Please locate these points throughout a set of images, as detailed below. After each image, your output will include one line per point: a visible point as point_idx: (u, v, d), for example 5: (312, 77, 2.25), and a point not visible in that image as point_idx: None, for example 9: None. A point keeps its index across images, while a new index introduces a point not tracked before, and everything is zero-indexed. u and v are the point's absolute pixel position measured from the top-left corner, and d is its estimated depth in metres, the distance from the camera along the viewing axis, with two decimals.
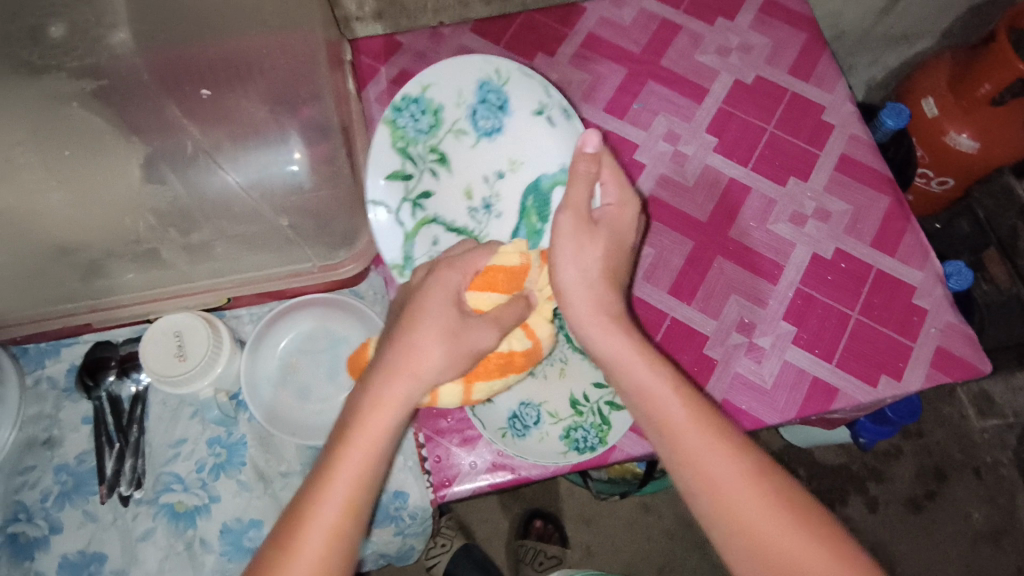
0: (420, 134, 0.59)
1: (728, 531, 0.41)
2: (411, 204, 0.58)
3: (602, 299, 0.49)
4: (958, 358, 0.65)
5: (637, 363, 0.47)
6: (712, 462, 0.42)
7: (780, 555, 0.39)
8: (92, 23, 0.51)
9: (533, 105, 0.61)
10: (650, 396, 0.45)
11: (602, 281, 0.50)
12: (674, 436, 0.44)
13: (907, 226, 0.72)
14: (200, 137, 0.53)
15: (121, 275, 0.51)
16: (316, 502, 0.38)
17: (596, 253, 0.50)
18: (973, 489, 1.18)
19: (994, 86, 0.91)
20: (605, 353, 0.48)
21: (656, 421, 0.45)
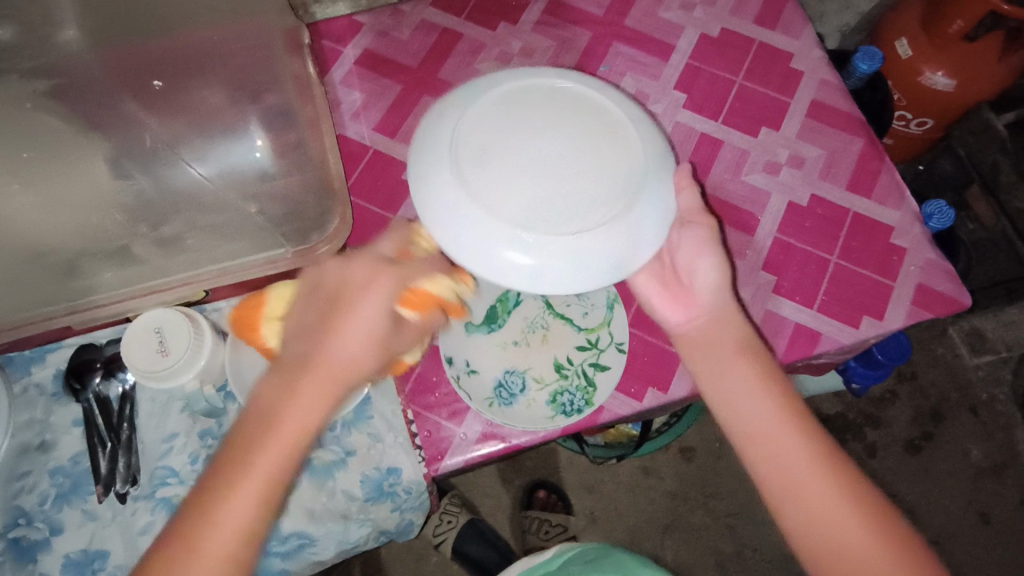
0: (494, 312, 0.64)
1: (792, 505, 0.42)
2: (467, 342, 0.62)
3: (723, 321, 0.49)
4: (939, 294, 0.66)
5: (726, 336, 0.48)
6: (782, 446, 0.44)
7: (835, 525, 0.41)
8: (39, 23, 0.50)
9: (579, 340, 0.63)
10: (721, 374, 0.47)
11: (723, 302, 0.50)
12: (742, 413, 0.45)
13: (881, 165, 0.72)
14: (158, 129, 0.54)
15: (98, 274, 0.51)
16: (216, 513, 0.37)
17: (712, 275, 0.50)
18: (970, 427, 1.20)
19: (966, 22, 0.90)
20: (722, 336, 0.48)
21: (724, 398, 0.46)
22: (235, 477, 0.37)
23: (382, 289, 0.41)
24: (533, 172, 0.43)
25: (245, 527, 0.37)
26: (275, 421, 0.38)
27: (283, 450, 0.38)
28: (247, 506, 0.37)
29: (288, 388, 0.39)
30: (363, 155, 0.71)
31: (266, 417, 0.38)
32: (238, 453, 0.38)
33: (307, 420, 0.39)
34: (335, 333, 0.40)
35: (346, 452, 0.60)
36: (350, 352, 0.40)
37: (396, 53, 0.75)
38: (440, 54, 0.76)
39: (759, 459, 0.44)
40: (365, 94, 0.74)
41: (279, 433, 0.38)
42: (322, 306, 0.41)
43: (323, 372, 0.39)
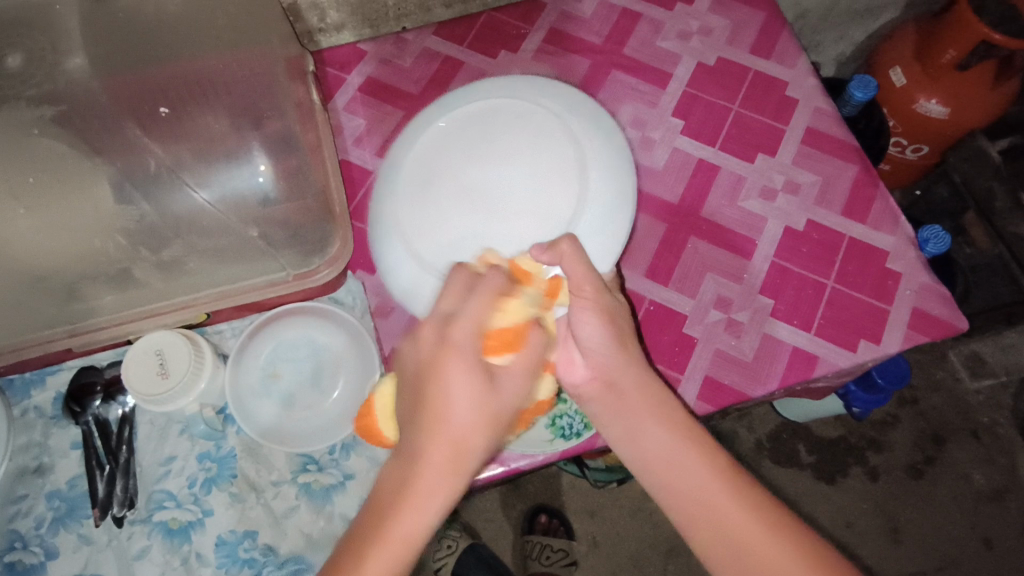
0: None
1: (698, 527, 0.43)
2: None
3: (616, 361, 0.48)
4: (934, 318, 0.66)
5: (621, 369, 0.48)
6: (679, 470, 0.45)
7: (746, 544, 0.41)
8: (47, 49, 0.51)
9: None
10: (619, 402, 0.48)
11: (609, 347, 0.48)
12: (639, 440, 0.47)
13: (876, 192, 0.73)
14: (162, 155, 0.54)
15: (98, 297, 0.52)
16: None
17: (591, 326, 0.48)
18: (972, 452, 1.19)
19: (958, 52, 0.92)
20: (615, 374, 0.48)
21: (626, 431, 0.47)
22: (369, 565, 0.38)
23: (469, 360, 0.41)
24: (472, 207, 0.52)
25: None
26: (396, 518, 0.39)
27: (400, 553, 0.38)
28: None
29: (410, 472, 0.40)
30: (365, 179, 0.72)
31: (386, 514, 0.39)
32: (362, 554, 0.38)
33: (451, 488, 0.40)
34: (449, 402, 0.40)
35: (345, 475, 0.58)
36: (453, 420, 0.40)
37: (398, 80, 0.77)
38: (442, 81, 0.77)
39: (659, 480, 0.45)
40: (367, 120, 0.75)
41: (399, 530, 0.38)
42: (417, 391, 0.42)
43: (442, 442, 0.40)
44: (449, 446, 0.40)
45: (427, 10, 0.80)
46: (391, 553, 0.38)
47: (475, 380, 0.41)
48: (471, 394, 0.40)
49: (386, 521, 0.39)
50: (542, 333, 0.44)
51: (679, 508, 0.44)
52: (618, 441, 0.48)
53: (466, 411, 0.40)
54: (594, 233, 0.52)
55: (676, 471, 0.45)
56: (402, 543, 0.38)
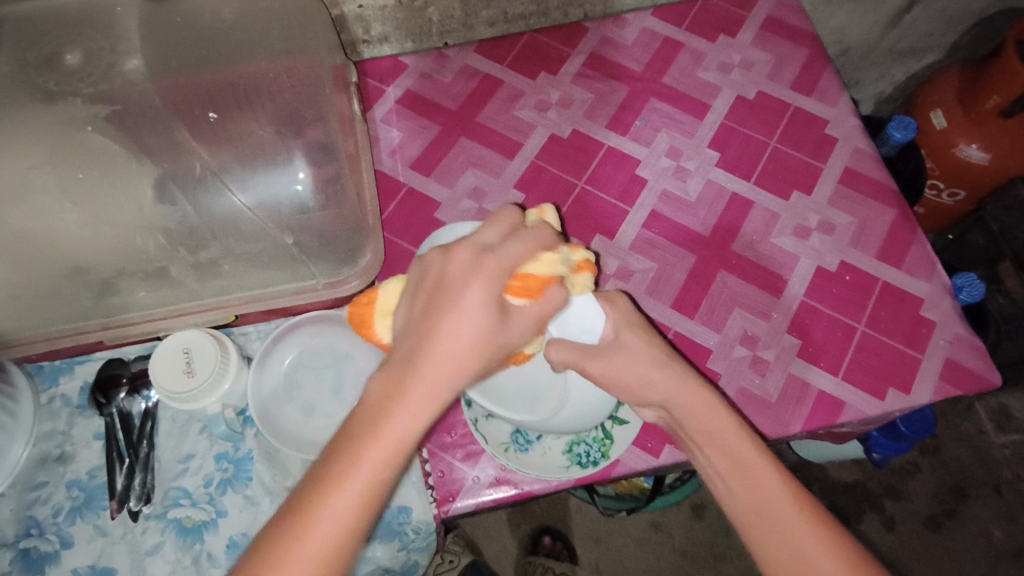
0: None
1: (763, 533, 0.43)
2: None
3: (683, 385, 0.48)
4: (968, 370, 0.65)
5: (696, 390, 0.48)
6: (756, 481, 0.44)
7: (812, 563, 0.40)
8: (105, 51, 0.55)
9: None
10: (695, 415, 0.47)
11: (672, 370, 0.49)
12: (715, 447, 0.46)
13: (913, 238, 0.72)
14: (208, 159, 0.54)
15: (132, 293, 0.53)
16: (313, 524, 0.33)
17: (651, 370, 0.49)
18: (995, 508, 1.15)
19: (1003, 97, 0.91)
20: (685, 398, 0.48)
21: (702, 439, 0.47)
22: (348, 463, 0.34)
23: (483, 282, 0.38)
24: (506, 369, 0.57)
25: (366, 498, 0.34)
26: (379, 428, 0.35)
27: (376, 472, 0.34)
28: (334, 531, 0.33)
29: (399, 384, 0.36)
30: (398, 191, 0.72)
31: (378, 414, 0.35)
32: (346, 457, 0.34)
33: (434, 414, 0.36)
34: (454, 329, 0.37)
35: None
36: (443, 346, 0.37)
37: (437, 95, 0.78)
38: (480, 98, 0.78)
39: (744, 512, 0.44)
40: (403, 133, 0.76)
41: (377, 445, 0.34)
42: (435, 296, 0.39)
43: (450, 360, 0.36)
44: (450, 381, 0.36)
45: (469, 28, 0.80)
46: (369, 463, 0.34)
47: (489, 303, 0.38)
48: (476, 327, 0.37)
49: (364, 436, 0.34)
50: (564, 294, 0.43)
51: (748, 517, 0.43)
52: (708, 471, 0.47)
53: (462, 342, 0.37)
54: (569, 327, 0.52)
55: (768, 510, 0.43)
56: (380, 462, 0.34)
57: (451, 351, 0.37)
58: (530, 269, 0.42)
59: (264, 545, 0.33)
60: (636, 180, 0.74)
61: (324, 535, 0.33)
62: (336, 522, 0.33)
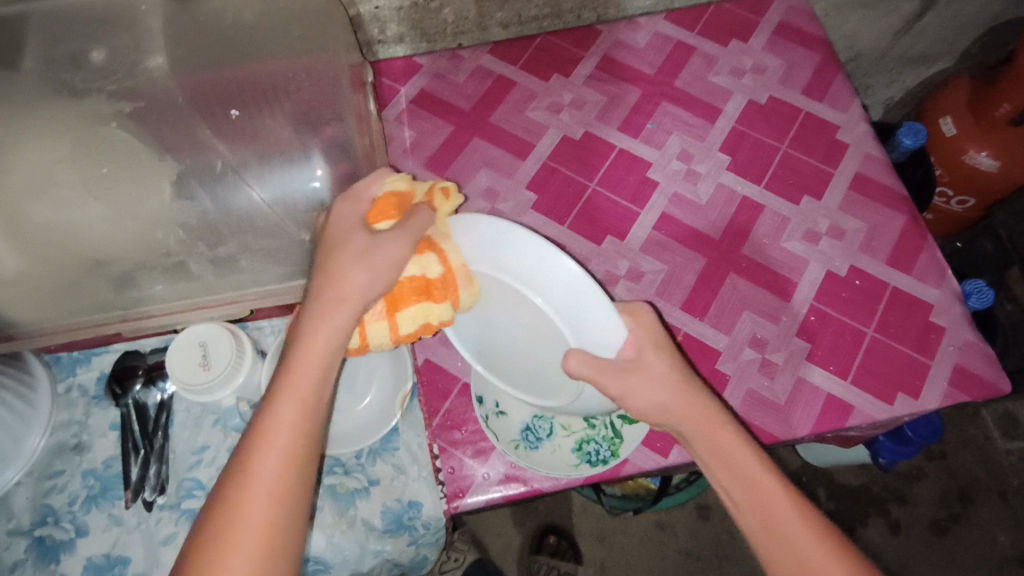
0: None
1: None
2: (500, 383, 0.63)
3: (706, 425, 0.46)
4: (977, 376, 0.65)
5: (724, 431, 0.46)
6: (798, 537, 0.43)
7: None
8: (130, 48, 0.56)
9: None
10: (729, 459, 0.46)
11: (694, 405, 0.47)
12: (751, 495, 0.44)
13: (923, 243, 0.72)
14: (228, 155, 0.56)
15: (151, 287, 0.53)
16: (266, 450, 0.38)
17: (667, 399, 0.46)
18: (1001, 514, 1.15)
19: (1013, 106, 0.91)
20: (710, 443, 0.46)
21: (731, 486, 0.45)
22: (266, 438, 0.38)
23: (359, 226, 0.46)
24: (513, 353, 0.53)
25: (287, 458, 0.38)
26: (294, 364, 0.41)
27: (303, 408, 0.40)
28: (285, 458, 0.38)
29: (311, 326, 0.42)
30: None
31: (296, 342, 0.42)
32: (275, 396, 0.40)
33: (335, 352, 0.42)
34: (350, 271, 0.43)
35: (370, 481, 0.60)
36: (353, 279, 0.43)
37: (451, 95, 0.79)
38: (494, 99, 0.78)
39: (757, 527, 0.44)
40: (417, 132, 0.77)
41: (297, 385, 0.40)
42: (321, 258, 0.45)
43: (334, 313, 0.42)
44: (337, 328, 0.42)
45: (483, 29, 0.81)
46: (300, 395, 0.40)
47: (355, 240, 0.45)
48: (365, 263, 0.43)
49: (287, 378, 0.40)
50: (428, 211, 0.47)
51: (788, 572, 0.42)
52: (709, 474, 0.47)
53: (362, 274, 0.43)
54: (584, 338, 0.45)
55: (782, 530, 0.43)
56: (307, 399, 0.40)
57: (369, 285, 0.43)
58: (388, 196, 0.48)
59: (233, 466, 0.38)
60: (647, 183, 0.74)
61: (276, 454, 0.38)
62: (288, 441, 0.39)
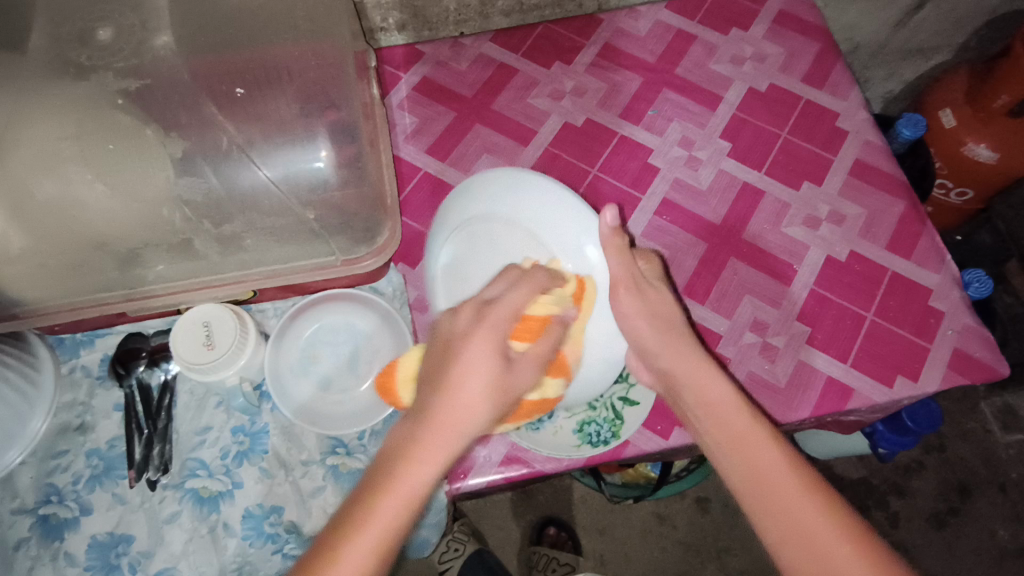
0: None
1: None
2: None
3: (735, 427, 0.47)
4: (977, 360, 0.65)
5: (756, 433, 0.46)
6: (814, 529, 0.41)
7: None
8: (137, 27, 0.56)
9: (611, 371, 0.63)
10: (749, 451, 0.46)
11: (725, 403, 0.49)
12: (770, 486, 0.44)
13: (923, 229, 0.72)
14: (234, 134, 0.55)
15: (155, 264, 0.55)
16: (358, 532, 0.37)
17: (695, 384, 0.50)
18: (999, 506, 1.15)
19: (1012, 97, 0.91)
20: (726, 430, 0.47)
21: (749, 473, 0.45)
22: (364, 522, 0.37)
23: (483, 341, 0.42)
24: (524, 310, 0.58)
25: (391, 528, 0.38)
26: (404, 470, 0.39)
27: (399, 511, 0.38)
28: (369, 553, 0.37)
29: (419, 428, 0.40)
30: (414, 176, 0.73)
31: (406, 444, 0.40)
32: (386, 483, 0.39)
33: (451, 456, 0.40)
34: (467, 381, 0.41)
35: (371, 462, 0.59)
36: (469, 391, 0.41)
37: (453, 83, 0.79)
38: (495, 86, 0.79)
39: (736, 469, 0.46)
40: (419, 119, 0.77)
41: (405, 487, 0.38)
42: (446, 356, 0.42)
43: (450, 435, 0.40)
44: (461, 430, 0.40)
45: (485, 17, 0.82)
46: (400, 506, 0.38)
47: (488, 352, 0.42)
48: (487, 369, 0.41)
49: (398, 471, 0.39)
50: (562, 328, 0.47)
51: (801, 561, 0.41)
52: (698, 430, 0.50)
53: (476, 382, 0.41)
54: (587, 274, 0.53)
55: (762, 470, 0.45)
56: (405, 501, 0.38)
57: (476, 394, 0.41)
58: (531, 311, 0.46)
59: (325, 538, 0.38)
60: (647, 169, 0.75)
61: (365, 544, 0.37)
62: (384, 532, 0.37)
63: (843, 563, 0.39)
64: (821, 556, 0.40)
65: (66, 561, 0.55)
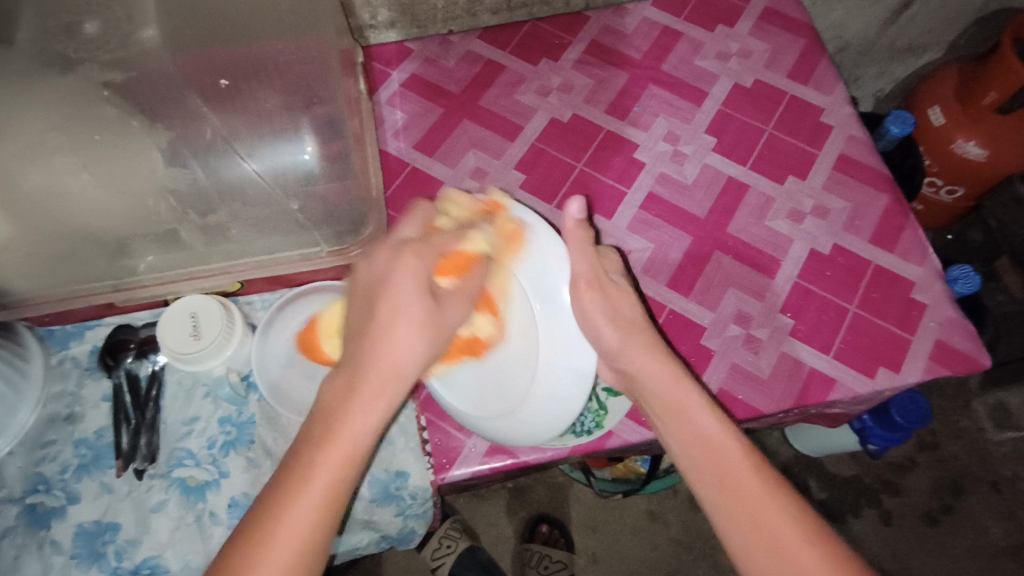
0: None
1: (736, 522, 0.44)
2: None
3: (671, 380, 0.52)
4: (958, 351, 0.66)
5: (683, 388, 0.51)
6: (740, 478, 0.45)
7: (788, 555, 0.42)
8: (123, 20, 0.56)
9: None
10: (685, 414, 0.49)
11: (660, 360, 0.53)
12: (703, 442, 0.48)
13: (906, 223, 0.73)
14: (219, 125, 0.58)
15: (143, 256, 0.55)
16: (307, 480, 0.40)
17: (636, 333, 0.55)
18: (992, 504, 1.16)
19: (1001, 94, 0.91)
20: (661, 388, 0.51)
21: (683, 429, 0.49)
22: (317, 466, 0.41)
23: (409, 268, 0.47)
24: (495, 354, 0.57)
25: (338, 476, 0.41)
26: (343, 419, 0.42)
27: (345, 457, 0.41)
28: (321, 496, 0.40)
29: (353, 378, 0.44)
30: (402, 171, 0.74)
31: (347, 395, 0.43)
32: (325, 427, 0.42)
33: (393, 393, 0.44)
34: (394, 321, 0.45)
35: None
36: (399, 334, 0.45)
37: (442, 79, 0.80)
38: (483, 82, 0.80)
39: (707, 479, 0.46)
40: (408, 114, 0.78)
41: (343, 437, 0.42)
42: (370, 300, 0.47)
43: (381, 380, 0.44)
44: (394, 368, 0.45)
45: (473, 15, 0.82)
46: (342, 450, 0.41)
47: (419, 290, 0.47)
48: (416, 315, 0.46)
49: (337, 421, 0.42)
50: (484, 268, 0.54)
51: (725, 510, 0.45)
52: (668, 436, 0.50)
53: (409, 332, 0.46)
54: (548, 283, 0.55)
55: (716, 458, 0.47)
56: (348, 449, 0.42)
57: (407, 338, 0.45)
58: (460, 248, 0.52)
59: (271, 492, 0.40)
60: (633, 163, 0.76)
61: (321, 485, 0.40)
62: (334, 474, 0.41)
63: (764, 508, 0.44)
64: (772, 540, 0.42)
65: (53, 549, 0.55)
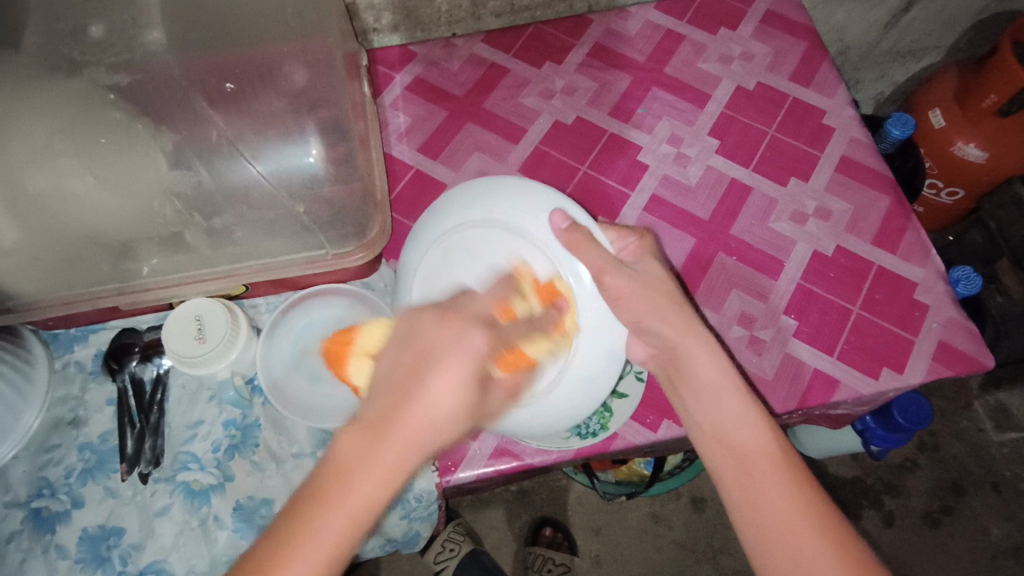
0: None
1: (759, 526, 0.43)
2: None
3: (722, 393, 0.49)
4: (960, 352, 0.66)
5: (729, 397, 0.48)
6: (768, 486, 0.44)
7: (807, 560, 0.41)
8: (129, 23, 0.56)
9: None
10: (725, 423, 0.48)
11: (727, 385, 0.49)
12: (738, 452, 0.46)
13: (907, 224, 0.73)
14: (224, 127, 0.58)
15: (147, 258, 0.56)
16: (309, 534, 0.35)
17: (713, 367, 0.50)
18: (993, 505, 1.16)
19: (999, 96, 0.91)
20: (712, 399, 0.49)
21: (723, 439, 0.47)
22: (318, 519, 0.36)
23: (467, 351, 0.40)
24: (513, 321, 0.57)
25: (343, 540, 0.36)
26: (353, 482, 0.36)
27: (352, 521, 0.36)
28: (325, 555, 0.35)
29: (374, 439, 0.37)
30: (405, 174, 0.74)
31: (364, 460, 0.36)
32: (337, 478, 0.36)
33: (412, 466, 0.37)
34: (435, 387, 0.38)
35: None
36: (436, 405, 0.38)
37: (445, 82, 0.80)
38: (486, 85, 0.80)
39: (726, 468, 0.46)
40: (412, 118, 0.78)
41: (353, 499, 0.36)
42: (414, 362, 0.40)
43: (407, 453, 0.37)
44: (423, 446, 0.37)
45: (477, 18, 0.82)
46: (351, 514, 0.36)
47: (468, 370, 0.40)
48: (459, 389, 0.39)
49: (347, 481, 0.36)
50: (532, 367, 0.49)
51: (748, 515, 0.44)
52: (690, 418, 0.50)
53: (448, 404, 0.38)
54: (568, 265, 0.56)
55: (748, 465, 0.45)
56: (358, 511, 0.36)
57: (445, 413, 0.38)
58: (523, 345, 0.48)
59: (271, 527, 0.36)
60: (636, 166, 0.76)
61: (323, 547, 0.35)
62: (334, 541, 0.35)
63: (787, 515, 0.43)
64: (794, 547, 0.42)
65: (58, 553, 0.55)
